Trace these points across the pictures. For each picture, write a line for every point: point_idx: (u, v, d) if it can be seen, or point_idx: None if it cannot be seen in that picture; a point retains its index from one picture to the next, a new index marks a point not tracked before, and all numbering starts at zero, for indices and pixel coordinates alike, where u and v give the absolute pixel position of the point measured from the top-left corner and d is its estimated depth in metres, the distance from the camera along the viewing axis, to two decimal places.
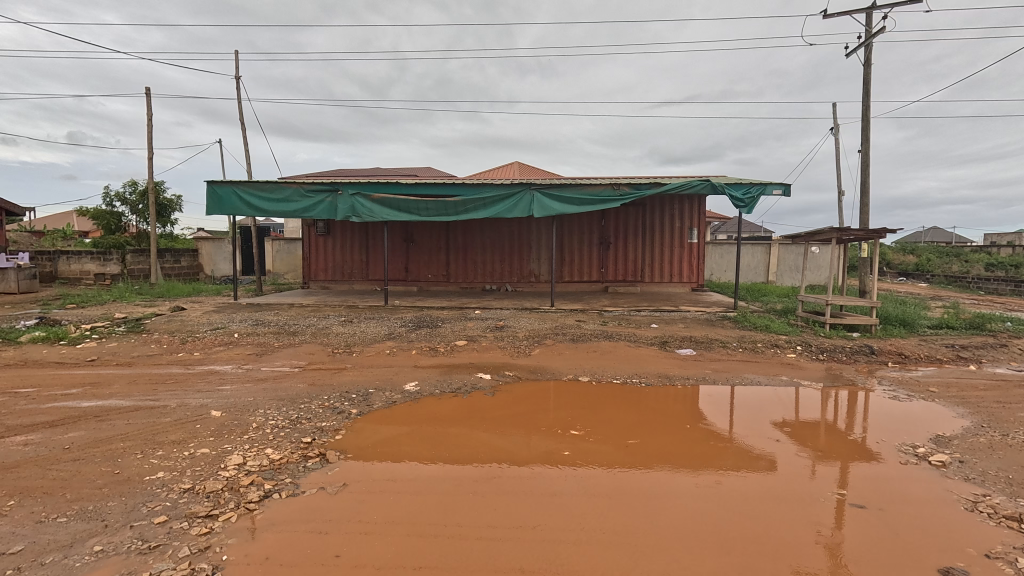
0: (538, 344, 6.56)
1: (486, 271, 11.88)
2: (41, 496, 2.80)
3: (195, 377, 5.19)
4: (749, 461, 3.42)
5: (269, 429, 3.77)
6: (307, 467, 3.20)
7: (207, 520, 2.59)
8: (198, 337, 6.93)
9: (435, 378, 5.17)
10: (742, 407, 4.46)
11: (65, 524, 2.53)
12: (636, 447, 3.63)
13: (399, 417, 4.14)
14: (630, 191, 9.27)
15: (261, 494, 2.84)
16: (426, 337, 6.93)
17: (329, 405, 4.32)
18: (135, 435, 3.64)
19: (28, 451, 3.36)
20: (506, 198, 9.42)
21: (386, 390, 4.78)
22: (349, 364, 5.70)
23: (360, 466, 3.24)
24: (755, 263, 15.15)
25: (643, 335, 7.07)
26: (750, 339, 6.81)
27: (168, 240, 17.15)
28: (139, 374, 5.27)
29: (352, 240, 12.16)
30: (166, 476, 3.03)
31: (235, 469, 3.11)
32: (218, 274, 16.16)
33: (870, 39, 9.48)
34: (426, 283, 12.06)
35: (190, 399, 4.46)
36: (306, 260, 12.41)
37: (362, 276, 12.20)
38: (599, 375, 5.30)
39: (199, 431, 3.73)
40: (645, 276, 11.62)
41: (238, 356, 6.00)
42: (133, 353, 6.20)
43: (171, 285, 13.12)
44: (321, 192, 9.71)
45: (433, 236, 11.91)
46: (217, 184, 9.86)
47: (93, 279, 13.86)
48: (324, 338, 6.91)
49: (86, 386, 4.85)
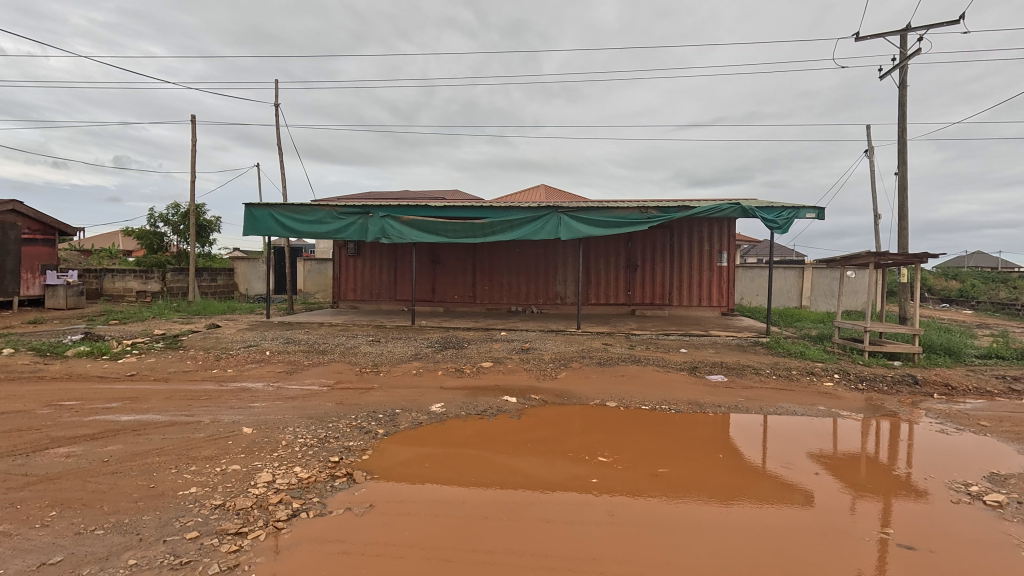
0: (564, 367, 6.48)
1: (512, 293, 11.90)
2: (81, 507, 2.88)
3: (228, 394, 5.29)
4: (784, 494, 3.29)
5: (298, 448, 3.81)
6: (334, 487, 3.21)
7: (237, 538, 2.62)
8: (232, 353, 7.12)
9: (461, 400, 5.14)
10: (776, 438, 4.29)
11: (102, 536, 2.59)
12: (666, 476, 3.52)
13: (425, 439, 4.12)
14: (658, 214, 9.17)
15: (289, 513, 2.86)
16: (452, 358, 6.97)
17: (356, 425, 4.34)
18: (170, 449, 3.73)
19: (70, 462, 3.48)
20: (533, 220, 9.44)
21: (412, 410, 4.78)
22: (376, 384, 5.74)
23: (388, 489, 3.23)
24: (787, 287, 14.81)
25: (672, 360, 6.93)
26: (784, 366, 6.60)
27: (205, 259, 17.86)
28: (174, 390, 5.39)
29: (380, 260, 12.39)
30: (198, 491, 3.08)
31: (264, 487, 3.14)
32: (251, 293, 17.01)
33: (907, 61, 9.32)
34: (452, 304, 12.15)
35: (223, 416, 4.54)
36: (336, 279, 12.68)
37: (389, 296, 12.37)
38: (627, 401, 5.18)
39: (231, 447, 3.80)
40: (673, 298, 11.44)
41: (269, 374, 6.13)
42: (170, 369, 6.39)
43: (207, 303, 13.51)
44: (353, 213, 9.96)
45: (460, 257, 12.04)
46: (254, 206, 10.25)
47: (135, 296, 14.40)
48: (353, 357, 7.01)
49: (125, 400, 5.01)
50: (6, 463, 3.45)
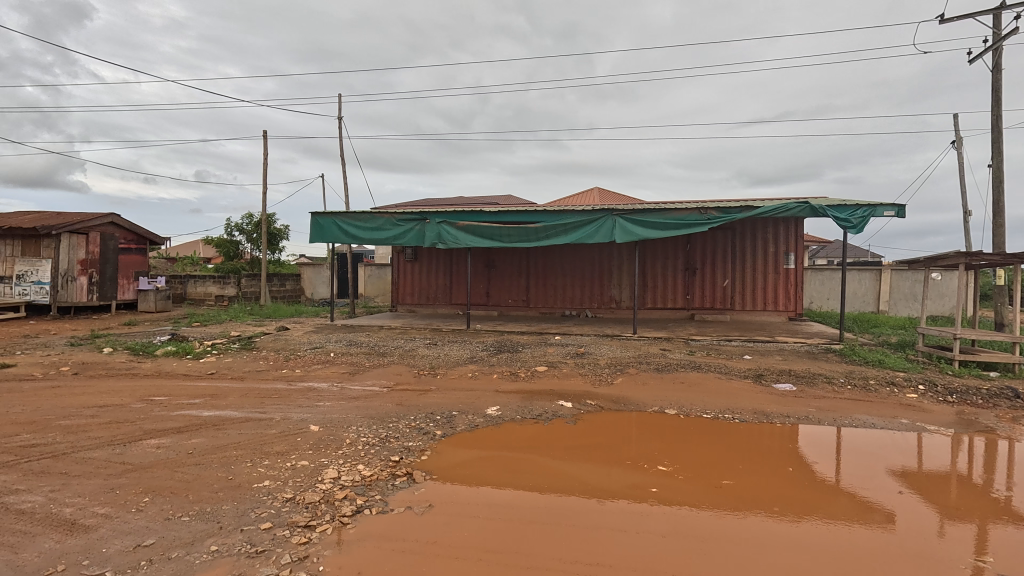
0: (620, 373, 6.36)
1: (566, 297, 11.83)
2: (170, 495, 3.13)
3: (297, 393, 5.59)
4: (862, 513, 3.06)
5: (361, 446, 3.96)
6: (395, 486, 3.31)
7: (306, 530, 2.75)
8: (299, 354, 7.52)
9: (517, 404, 5.16)
10: (852, 452, 4.00)
11: (188, 523, 2.80)
12: (730, 488, 3.37)
13: (481, 441, 4.17)
14: (719, 215, 8.84)
15: (354, 509, 2.98)
16: (507, 361, 7.01)
17: (415, 425, 4.46)
18: (246, 444, 3.98)
19: (160, 453, 3.80)
20: (587, 223, 9.35)
21: (469, 413, 4.85)
22: (434, 386, 5.87)
23: (446, 489, 3.29)
24: (863, 291, 13.85)
25: (735, 367, 6.63)
26: (860, 375, 6.14)
27: (275, 265, 18.99)
28: (249, 388, 5.76)
29: (437, 265, 12.69)
30: (271, 484, 3.27)
31: (331, 483, 3.29)
32: (317, 297, 17.85)
33: (1001, 42, 8.49)
34: (506, 308, 12.24)
35: (293, 414, 4.80)
36: (395, 284, 13.11)
37: (445, 300, 12.64)
38: (687, 409, 5.01)
39: (300, 444, 4.01)
40: (735, 303, 10.97)
41: (333, 374, 6.42)
42: (245, 368, 6.85)
43: (277, 307, 14.35)
44: (411, 220, 10.26)
45: (514, 261, 12.12)
46: (320, 215, 10.79)
47: (214, 300, 15.52)
48: (411, 359, 7.21)
49: (207, 397, 5.41)
50: (107, 452, 3.81)
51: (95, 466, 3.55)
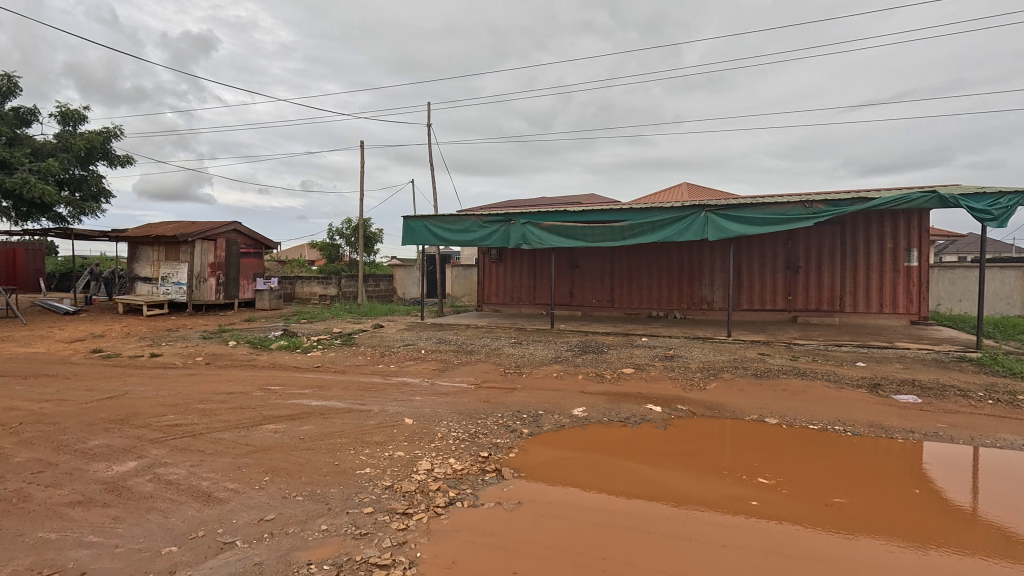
0: (714, 378, 6.03)
1: (653, 297, 11.46)
2: (286, 475, 3.45)
3: (392, 387, 5.93)
4: (1010, 547, 2.65)
5: (452, 440, 4.11)
6: (485, 480, 3.40)
7: (404, 517, 2.91)
8: (394, 351, 7.97)
9: (604, 406, 5.08)
10: (994, 476, 3.48)
11: (302, 502, 3.07)
12: (842, 508, 3.07)
13: (567, 442, 4.15)
14: (826, 208, 8.10)
15: (447, 501, 3.10)
16: (592, 362, 6.93)
17: (503, 423, 4.55)
18: (349, 432, 4.30)
19: (278, 437, 4.21)
20: (676, 221, 8.99)
21: (555, 413, 4.86)
22: (519, 385, 5.95)
23: (534, 488, 3.31)
24: (1006, 292, 11.99)
25: (846, 374, 6.04)
26: (1005, 389, 5.32)
27: (371, 266, 20.27)
28: (350, 381, 6.20)
29: (520, 265, 12.84)
30: (372, 472, 3.49)
31: (425, 474, 3.45)
32: (408, 297, 18.86)
33: None
34: (590, 308, 12.10)
35: (389, 406, 5.09)
36: (480, 284, 13.46)
37: (529, 300, 12.76)
38: (790, 418, 4.64)
39: (396, 435, 4.25)
40: (845, 304, 9.99)
41: (424, 370, 6.73)
42: (347, 362, 7.38)
43: (373, 305, 15.32)
44: (496, 221, 10.48)
45: (598, 261, 11.95)
46: (411, 218, 11.36)
47: (318, 299, 16.89)
48: (497, 358, 7.37)
49: (314, 388, 5.91)
50: (235, 433, 4.29)
51: (226, 446, 4.01)
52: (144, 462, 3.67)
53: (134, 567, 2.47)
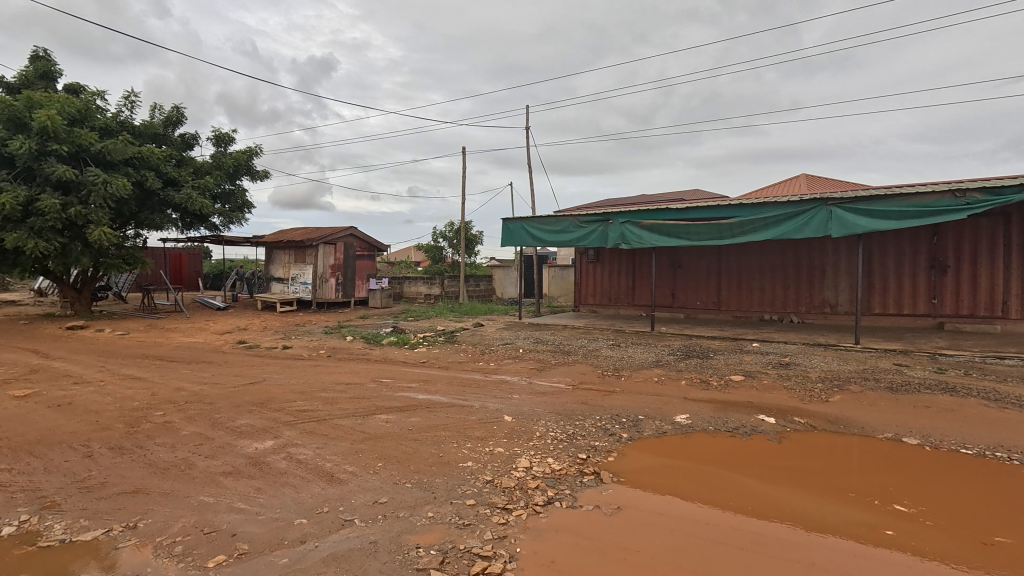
0: (839, 390, 5.43)
1: (766, 299, 10.62)
2: (396, 463, 3.71)
3: (492, 384, 6.12)
4: None
5: (550, 440, 4.15)
6: (583, 483, 3.39)
7: (504, 512, 2.99)
8: (493, 349, 8.21)
9: (709, 414, 4.81)
10: None
11: (410, 489, 3.29)
12: (1005, 548, 2.62)
13: (669, 450, 4.00)
14: (983, 198, 6.95)
15: (545, 500, 3.13)
16: (696, 367, 6.59)
17: (601, 426, 4.49)
18: (452, 426, 4.51)
19: (389, 426, 4.54)
20: (793, 216, 8.25)
21: (656, 419, 4.70)
22: (618, 388, 5.83)
23: (635, 495, 3.24)
24: None
25: (1013, 393, 5.12)
26: None
27: (472, 267, 21.03)
28: (453, 377, 6.50)
29: (619, 266, 12.57)
30: (474, 466, 3.64)
31: (524, 471, 3.52)
32: (506, 296, 19.28)
33: None
34: (694, 311, 11.50)
35: (489, 403, 5.26)
36: (578, 285, 13.38)
37: (628, 301, 12.44)
38: (936, 440, 4.05)
39: (496, 431, 4.38)
40: (1010, 310, 8.48)
41: (522, 369, 6.84)
42: (450, 359, 7.74)
43: (473, 305, 15.89)
44: (594, 221, 10.36)
45: (703, 261, 11.33)
46: (510, 220, 11.61)
47: (423, 298, 17.88)
48: (595, 359, 7.28)
49: (421, 382, 6.28)
50: (353, 421, 4.70)
51: (345, 431, 4.41)
52: (279, 442, 4.16)
53: (272, 533, 2.82)
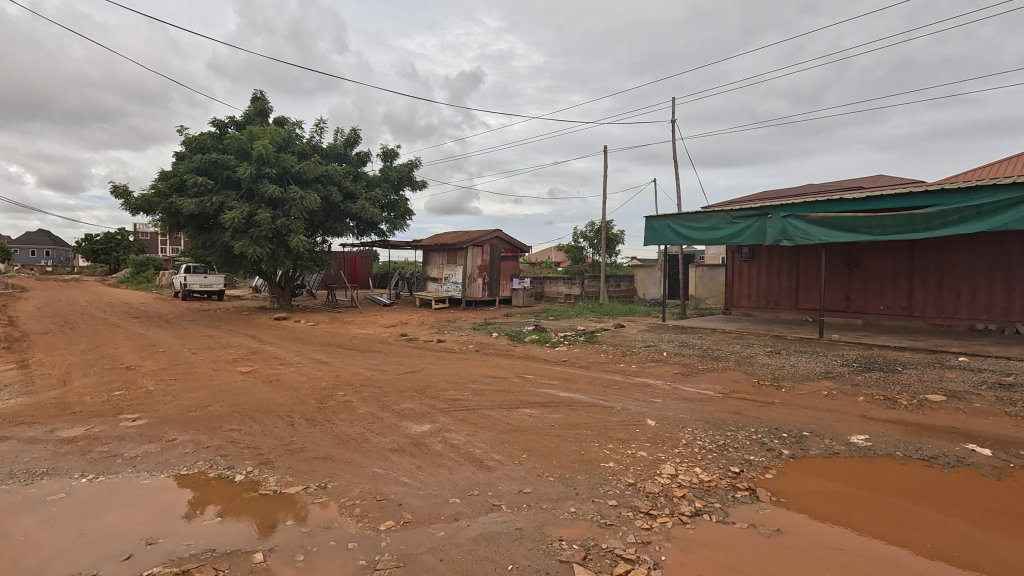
0: None
1: (979, 305, 8.70)
2: (539, 456, 3.84)
3: (634, 386, 5.98)
4: None
5: (698, 449, 3.92)
6: (736, 498, 3.15)
7: (648, 517, 2.92)
8: (635, 351, 8.01)
9: (897, 437, 4.11)
10: None
11: (553, 482, 3.38)
12: None
13: (843, 474, 3.51)
14: None
15: (693, 510, 2.98)
16: (878, 382, 5.67)
17: (757, 439, 4.11)
18: (594, 426, 4.51)
19: (533, 420, 4.71)
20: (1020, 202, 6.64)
21: (825, 437, 4.16)
22: (778, 400, 5.28)
23: (798, 519, 2.92)
24: None
25: None
26: None
27: (613, 267, 20.71)
28: (593, 377, 6.49)
29: (779, 265, 11.34)
30: (616, 467, 3.60)
31: (669, 478, 3.39)
32: (648, 297, 18.48)
33: None
34: (877, 316, 9.87)
35: (631, 406, 5.15)
36: (730, 285, 12.39)
37: (790, 304, 11.16)
38: None
39: (639, 434, 4.28)
40: None
41: (666, 373, 6.56)
42: (590, 359, 7.74)
43: (614, 305, 15.65)
44: (750, 217, 9.49)
45: (888, 258, 9.69)
46: (653, 219, 11.19)
47: (564, 297, 18.11)
48: (750, 367, 6.68)
49: (562, 380, 6.38)
50: (499, 412, 4.97)
51: (493, 422, 4.69)
52: (436, 426, 4.58)
53: (431, 507, 3.12)
